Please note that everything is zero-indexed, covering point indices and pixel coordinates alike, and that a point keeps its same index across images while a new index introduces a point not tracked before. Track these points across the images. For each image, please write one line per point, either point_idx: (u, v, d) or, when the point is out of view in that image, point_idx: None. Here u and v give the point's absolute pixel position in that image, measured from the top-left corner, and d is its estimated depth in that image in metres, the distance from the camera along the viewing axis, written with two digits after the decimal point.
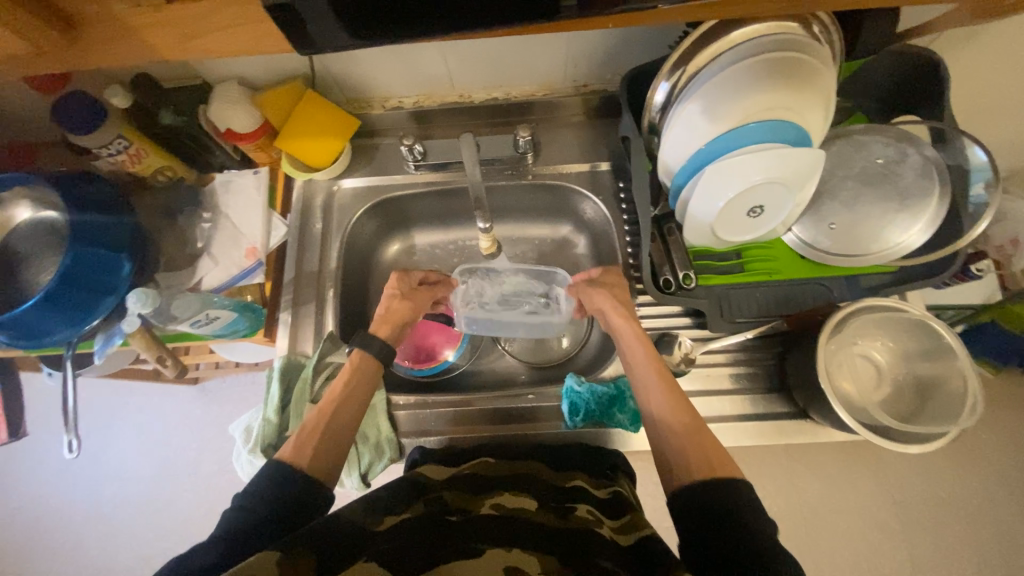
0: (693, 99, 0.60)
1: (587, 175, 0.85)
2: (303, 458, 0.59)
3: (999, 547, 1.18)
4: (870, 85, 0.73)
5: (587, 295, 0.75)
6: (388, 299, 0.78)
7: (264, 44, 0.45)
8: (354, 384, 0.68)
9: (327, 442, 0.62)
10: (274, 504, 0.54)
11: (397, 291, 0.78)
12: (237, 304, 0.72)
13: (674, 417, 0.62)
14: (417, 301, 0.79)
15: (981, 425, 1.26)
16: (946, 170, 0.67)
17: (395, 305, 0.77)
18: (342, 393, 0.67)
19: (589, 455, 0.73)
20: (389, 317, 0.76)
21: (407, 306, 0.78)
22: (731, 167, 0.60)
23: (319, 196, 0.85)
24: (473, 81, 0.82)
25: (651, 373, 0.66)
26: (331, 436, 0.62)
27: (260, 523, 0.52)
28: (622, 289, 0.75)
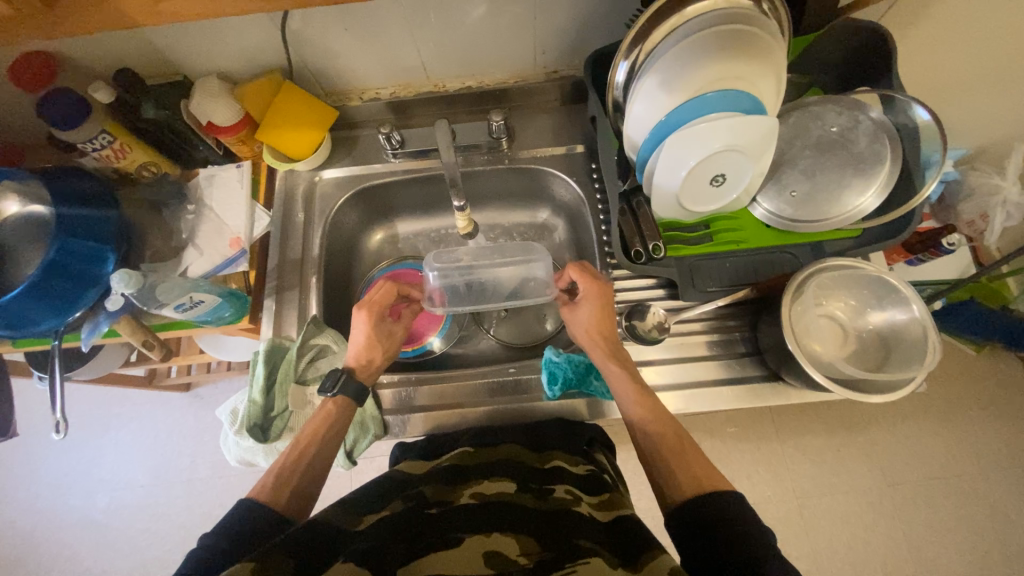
0: (651, 73, 0.63)
1: (561, 157, 0.88)
2: (279, 497, 0.60)
3: (987, 520, 1.20)
4: (825, 59, 0.75)
5: (570, 317, 0.76)
6: (365, 346, 0.75)
7: (227, 7, 0.51)
8: (329, 428, 0.68)
9: (306, 480, 0.63)
10: (250, 529, 0.56)
11: (372, 337, 0.75)
12: (223, 290, 0.74)
13: (659, 434, 0.64)
14: (395, 340, 0.79)
15: (965, 400, 1.28)
16: (896, 134, 0.70)
17: (379, 353, 0.76)
18: (311, 437, 0.67)
19: (567, 429, 0.75)
20: (368, 364, 0.75)
21: (381, 349, 0.76)
22: (692, 137, 0.63)
23: (301, 187, 0.88)
24: (447, 70, 0.85)
25: (629, 388, 0.68)
26: (310, 471, 0.64)
27: (237, 538, 0.54)
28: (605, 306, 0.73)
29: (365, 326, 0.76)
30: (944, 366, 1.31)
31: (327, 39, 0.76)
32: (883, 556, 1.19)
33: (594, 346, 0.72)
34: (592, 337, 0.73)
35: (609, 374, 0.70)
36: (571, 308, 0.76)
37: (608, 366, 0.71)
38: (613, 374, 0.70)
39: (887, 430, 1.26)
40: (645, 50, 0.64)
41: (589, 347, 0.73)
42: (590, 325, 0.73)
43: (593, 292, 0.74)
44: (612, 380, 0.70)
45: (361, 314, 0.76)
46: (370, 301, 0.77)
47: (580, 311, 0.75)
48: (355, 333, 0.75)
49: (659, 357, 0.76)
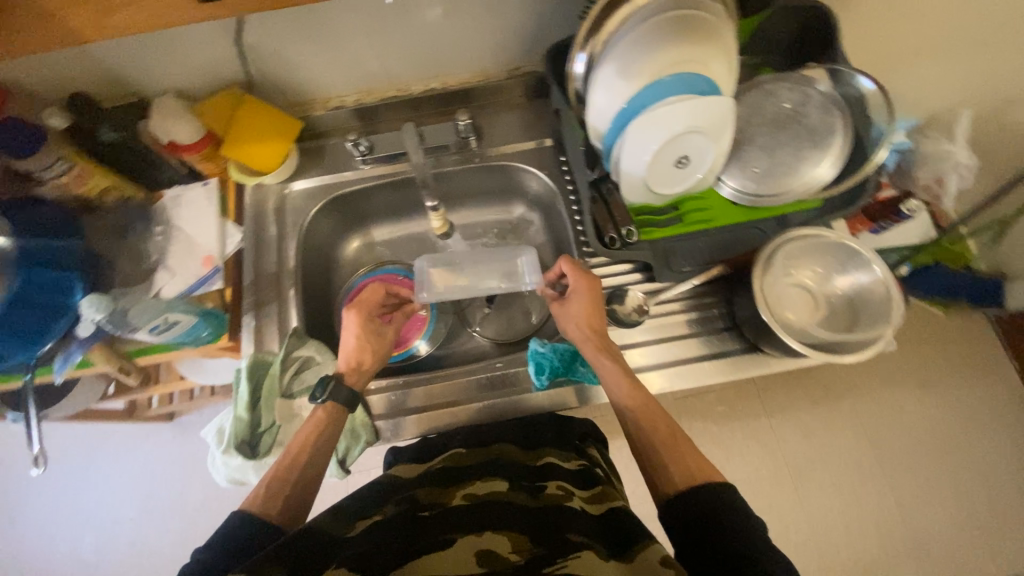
0: (608, 62, 0.65)
1: (531, 151, 0.89)
2: (272, 506, 0.60)
3: (968, 470, 1.25)
4: (775, 39, 0.77)
5: (559, 314, 0.77)
6: (355, 350, 0.75)
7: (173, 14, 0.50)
8: (323, 438, 0.68)
9: (299, 488, 0.63)
10: (240, 545, 0.55)
11: (363, 338, 0.76)
12: (197, 308, 0.73)
13: (651, 425, 0.65)
14: (385, 343, 0.79)
15: (938, 358, 1.34)
16: (845, 105, 0.73)
17: (369, 355, 0.76)
18: (303, 447, 0.67)
19: (557, 426, 0.75)
20: (359, 368, 0.74)
21: (371, 352, 0.76)
22: (653, 120, 0.65)
23: (271, 200, 0.86)
24: (410, 74, 0.85)
25: (620, 377, 0.69)
26: (304, 481, 0.64)
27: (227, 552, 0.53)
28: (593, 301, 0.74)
29: (357, 327, 0.76)
30: (916, 328, 1.36)
31: (287, 47, 0.76)
32: (875, 517, 1.23)
33: (585, 340, 0.73)
34: (583, 331, 0.73)
35: (600, 366, 0.71)
36: (560, 305, 0.77)
37: (598, 360, 0.71)
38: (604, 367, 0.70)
39: (867, 394, 1.31)
40: (600, 40, 0.66)
41: (579, 340, 0.73)
42: (581, 319, 0.74)
43: (584, 286, 0.74)
44: (603, 372, 0.70)
45: (354, 315, 0.77)
46: (363, 302, 0.78)
47: (572, 306, 0.75)
48: (346, 336, 0.76)
49: (641, 338, 0.78)
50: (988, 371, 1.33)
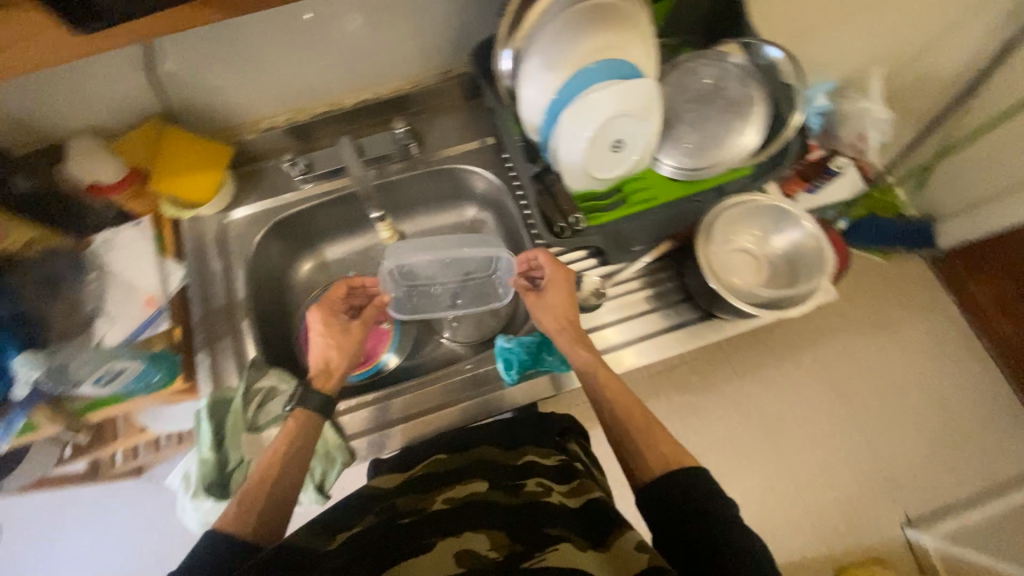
0: (533, 56, 0.67)
1: (473, 152, 0.89)
2: (245, 525, 0.59)
3: (924, 401, 1.35)
4: (691, 19, 0.80)
5: (534, 306, 0.78)
6: (324, 350, 0.79)
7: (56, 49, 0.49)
8: (298, 445, 0.68)
9: (276, 499, 0.63)
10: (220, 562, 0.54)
11: (329, 338, 0.80)
12: (143, 354, 0.70)
13: (627, 416, 0.68)
14: (353, 339, 0.82)
15: (885, 302, 1.43)
16: (759, 75, 0.77)
17: (336, 354, 0.79)
18: (282, 457, 0.66)
19: (536, 424, 0.75)
20: (329, 368, 0.78)
21: (339, 351, 0.80)
22: (583, 107, 0.66)
23: (211, 232, 0.84)
24: (340, 87, 0.84)
25: (597, 362, 0.72)
26: (281, 491, 0.64)
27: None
28: (566, 290, 0.76)
29: (324, 324, 0.80)
30: (862, 276, 1.45)
31: (206, 73, 0.75)
32: (847, 458, 1.30)
33: (565, 330, 0.75)
34: (560, 322, 0.76)
35: (578, 355, 0.73)
36: (535, 297, 0.78)
37: (573, 349, 0.73)
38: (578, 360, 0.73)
39: (825, 344, 1.38)
40: (522, 35, 0.68)
41: (557, 331, 0.76)
42: (559, 310, 0.76)
43: (560, 277, 0.77)
44: (580, 360, 0.73)
45: (321, 313, 0.81)
46: (328, 300, 0.81)
47: (550, 297, 0.77)
48: (313, 337, 0.80)
49: (603, 320, 0.80)
50: (929, 307, 1.43)
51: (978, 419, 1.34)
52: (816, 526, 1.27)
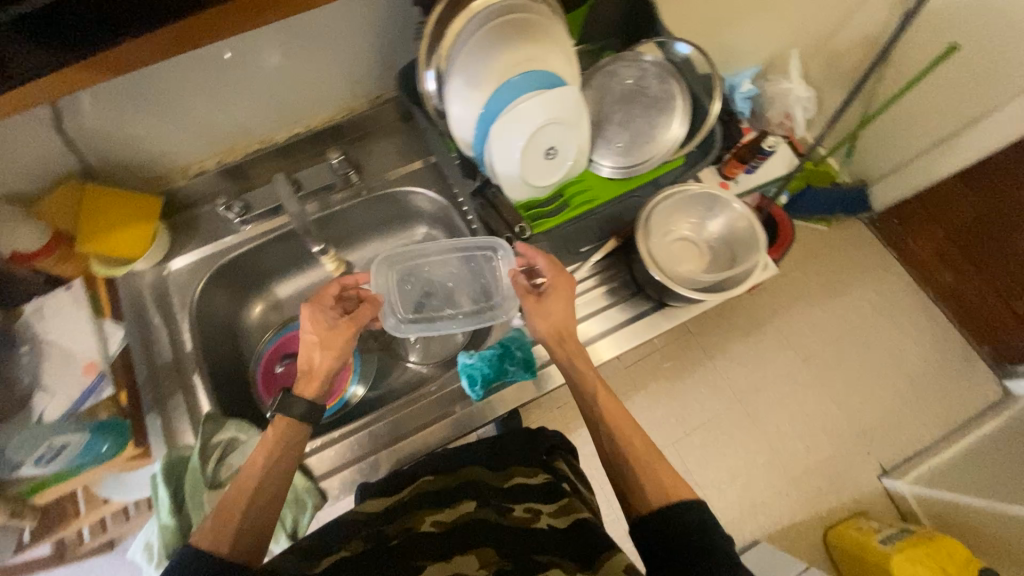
0: (454, 76, 0.68)
1: (412, 174, 0.90)
2: (223, 543, 0.55)
3: (882, 355, 1.42)
4: (607, 24, 0.84)
5: (532, 310, 0.76)
6: (309, 348, 0.73)
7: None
8: (276, 455, 0.64)
9: (256, 514, 0.59)
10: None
11: (316, 338, 0.73)
12: (88, 424, 0.67)
13: (625, 437, 0.68)
14: (344, 339, 0.75)
15: (833, 267, 1.51)
16: (676, 70, 0.80)
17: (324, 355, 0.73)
18: (263, 469, 0.63)
19: (524, 440, 0.77)
20: (313, 373, 0.72)
21: (328, 353, 0.73)
22: (511, 120, 0.67)
23: (149, 287, 0.81)
24: (268, 123, 0.83)
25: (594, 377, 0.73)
26: (259, 504, 0.60)
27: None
28: (566, 296, 0.75)
29: (314, 321, 0.73)
30: (809, 245, 1.52)
31: (124, 123, 0.72)
32: (820, 420, 1.35)
33: (565, 342, 0.75)
34: (561, 332, 0.75)
35: (579, 371, 0.73)
36: (536, 302, 0.76)
37: (570, 364, 0.74)
38: (577, 378, 0.73)
39: (784, 315, 1.44)
40: (442, 55, 0.68)
41: (554, 340, 0.75)
42: (557, 319, 0.75)
43: (562, 285, 0.76)
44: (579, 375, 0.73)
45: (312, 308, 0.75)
46: (319, 296, 0.75)
47: (550, 305, 0.76)
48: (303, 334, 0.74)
49: None
50: (874, 266, 1.52)
51: (932, 366, 1.42)
52: (801, 490, 1.31)
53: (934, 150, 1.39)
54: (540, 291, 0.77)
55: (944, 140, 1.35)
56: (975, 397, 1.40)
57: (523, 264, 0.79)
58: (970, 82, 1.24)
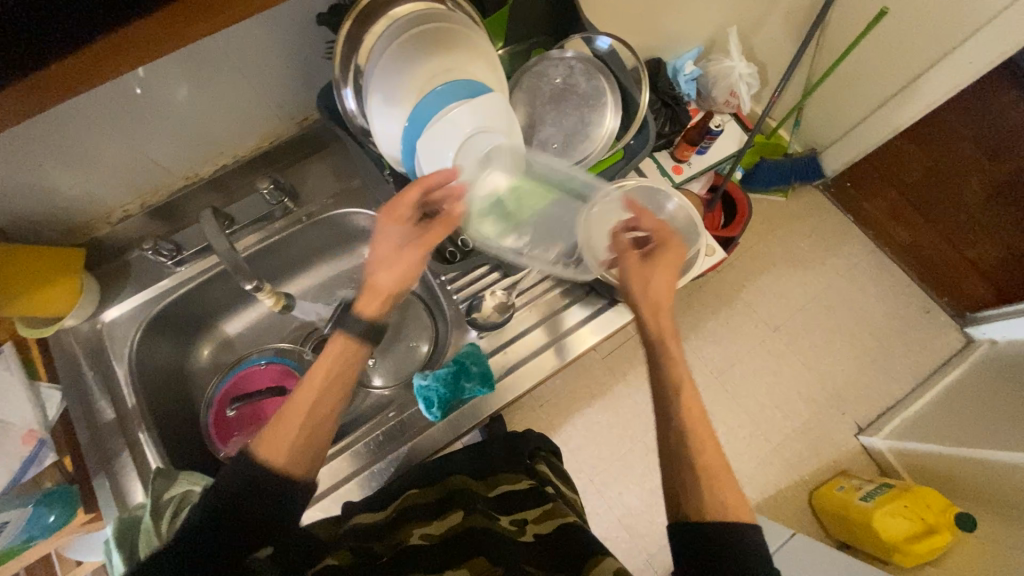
0: (372, 95, 0.66)
1: (348, 195, 0.88)
2: (275, 454, 0.57)
3: (849, 317, 1.45)
4: (528, 25, 0.82)
5: (631, 267, 0.70)
6: (377, 262, 0.67)
7: None
8: (336, 372, 0.62)
9: (313, 427, 0.60)
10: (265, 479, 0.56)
11: (381, 255, 0.67)
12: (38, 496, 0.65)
13: (707, 450, 0.62)
14: (415, 257, 0.67)
15: (794, 236, 1.53)
16: (603, 65, 0.79)
17: (392, 272, 0.66)
18: (323, 385, 0.62)
19: (509, 448, 0.81)
20: (377, 291, 0.66)
21: (393, 272, 0.67)
22: (436, 135, 0.62)
23: (80, 344, 0.77)
24: (189, 160, 0.79)
25: (682, 370, 0.66)
26: (315, 415, 0.60)
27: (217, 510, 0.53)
28: (673, 264, 0.70)
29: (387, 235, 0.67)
30: (768, 218, 1.55)
31: (30, 180, 0.68)
32: (795, 388, 1.38)
33: (662, 318, 0.68)
34: (659, 303, 0.69)
35: (672, 351, 0.68)
36: (638, 264, 0.70)
37: (659, 347, 0.68)
38: (665, 357, 0.67)
39: (751, 288, 1.46)
40: (358, 75, 0.67)
41: (649, 310, 0.69)
42: (656, 285, 0.69)
43: (671, 249, 0.70)
44: (671, 367, 0.67)
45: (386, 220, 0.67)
46: (393, 205, 0.65)
47: (653, 268, 0.70)
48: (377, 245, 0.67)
49: (513, 332, 0.87)
50: (834, 230, 1.55)
51: (900, 321, 1.46)
52: (784, 457, 1.34)
53: (854, 131, 1.41)
54: (646, 252, 0.71)
55: (864, 119, 1.37)
56: (940, 345, 1.43)
57: (630, 220, 0.73)
58: (882, 59, 1.25)
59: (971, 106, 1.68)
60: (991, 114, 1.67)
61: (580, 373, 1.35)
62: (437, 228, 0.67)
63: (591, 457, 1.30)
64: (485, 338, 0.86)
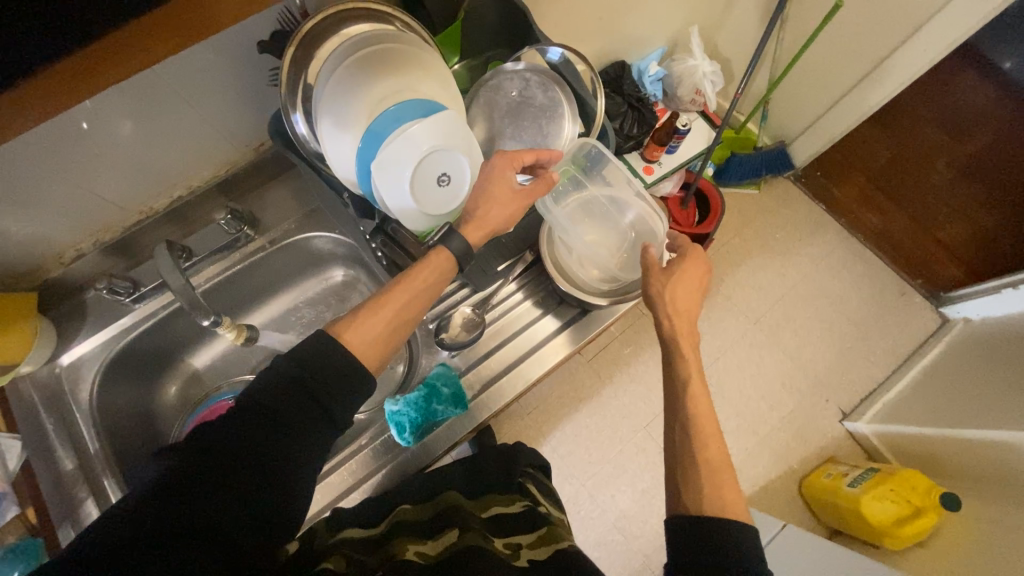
0: (322, 119, 0.64)
1: (309, 218, 0.87)
2: (367, 336, 0.61)
3: (827, 305, 1.47)
4: (480, 38, 0.81)
5: (652, 273, 0.74)
6: (486, 200, 0.71)
7: None
8: (424, 280, 0.67)
9: (401, 329, 0.65)
10: (339, 364, 0.56)
11: (494, 193, 0.71)
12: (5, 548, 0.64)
13: (714, 448, 0.61)
14: (520, 203, 0.74)
15: (769, 229, 1.55)
16: (557, 75, 0.80)
17: (496, 210, 0.71)
18: (415, 286, 0.66)
19: (500, 467, 0.79)
20: (482, 224, 0.71)
21: (502, 212, 0.72)
22: (389, 157, 0.61)
23: (36, 392, 0.75)
24: (139, 193, 0.77)
25: (693, 370, 0.67)
26: (404, 311, 0.65)
27: (268, 397, 0.53)
28: (693, 275, 0.73)
29: (499, 178, 0.72)
30: (742, 212, 1.56)
31: None
32: (778, 378, 1.39)
33: (677, 318, 0.70)
34: (678, 307, 0.71)
35: (685, 358, 0.68)
36: (663, 272, 0.73)
37: (672, 348, 0.69)
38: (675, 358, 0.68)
39: (729, 282, 1.47)
40: (307, 101, 0.66)
41: (664, 314, 0.70)
42: (676, 292, 0.71)
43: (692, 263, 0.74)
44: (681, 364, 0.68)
45: (501, 164, 0.73)
46: (517, 155, 0.73)
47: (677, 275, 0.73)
48: (488, 182, 0.71)
49: (488, 347, 0.87)
50: (807, 220, 1.56)
51: (878, 305, 1.48)
52: (772, 448, 1.34)
53: (817, 123, 1.43)
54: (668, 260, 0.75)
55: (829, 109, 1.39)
56: (915, 328, 1.45)
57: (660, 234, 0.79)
58: (842, 49, 1.26)
59: (934, 89, 1.71)
60: (952, 98, 1.70)
61: (564, 379, 1.35)
62: (536, 188, 0.75)
63: (582, 461, 1.30)
64: (457, 357, 0.85)
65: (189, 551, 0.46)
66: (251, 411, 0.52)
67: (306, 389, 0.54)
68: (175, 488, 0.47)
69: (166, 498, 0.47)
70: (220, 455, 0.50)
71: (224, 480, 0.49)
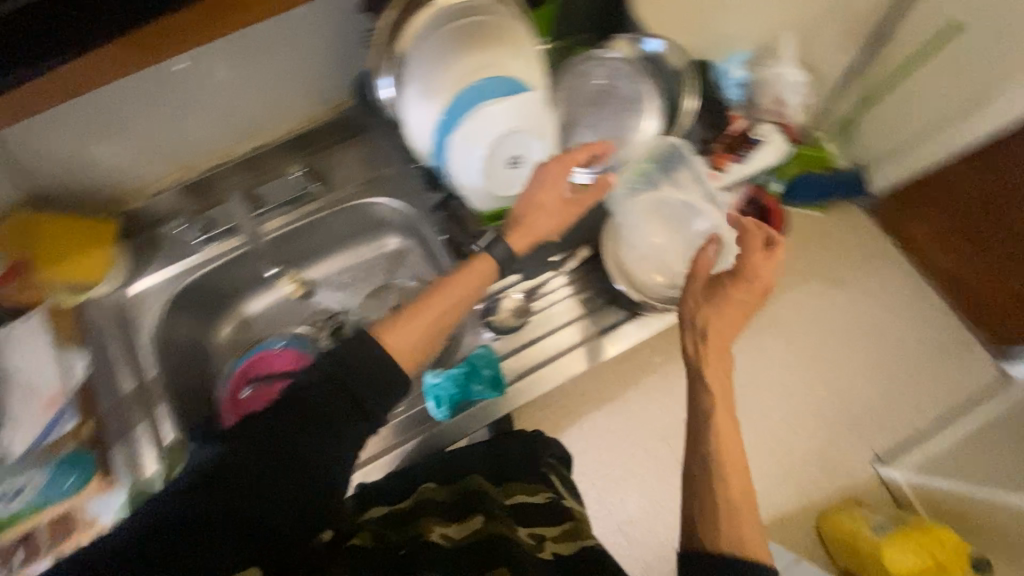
0: (409, 86, 0.64)
1: (373, 182, 0.87)
2: (402, 346, 0.62)
3: None
4: (574, 18, 0.78)
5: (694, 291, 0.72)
6: (535, 209, 0.69)
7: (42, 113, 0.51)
8: (463, 287, 0.68)
9: (433, 333, 0.65)
10: (375, 365, 0.59)
11: (542, 200, 0.68)
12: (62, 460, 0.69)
13: (741, 483, 0.59)
14: (566, 215, 0.71)
15: None
16: (646, 67, 0.79)
17: (542, 219, 0.69)
18: (455, 294, 0.67)
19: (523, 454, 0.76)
20: (527, 233, 0.69)
21: (548, 220, 0.70)
22: (465, 133, 0.62)
23: (107, 313, 0.80)
24: (219, 137, 0.80)
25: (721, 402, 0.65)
26: (441, 317, 0.65)
27: (309, 395, 0.57)
28: (739, 301, 0.69)
29: (549, 182, 0.68)
30: None
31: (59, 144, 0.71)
32: None
33: (709, 343, 0.68)
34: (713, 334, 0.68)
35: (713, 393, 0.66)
36: (706, 294, 0.71)
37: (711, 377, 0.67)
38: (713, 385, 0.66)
39: None
40: (395, 65, 0.65)
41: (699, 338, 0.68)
42: (717, 317, 0.69)
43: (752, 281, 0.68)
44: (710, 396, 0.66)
45: (556, 168, 0.67)
46: (570, 159, 0.67)
47: (721, 299, 0.69)
48: (537, 188, 0.67)
49: (530, 336, 0.86)
50: None
51: None
52: None
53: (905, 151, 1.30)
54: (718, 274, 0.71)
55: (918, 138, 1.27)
56: None
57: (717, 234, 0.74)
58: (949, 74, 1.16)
59: None
60: None
61: (594, 374, 1.34)
62: (585, 196, 0.71)
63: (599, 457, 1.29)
64: (500, 341, 0.85)
65: (239, 530, 0.51)
66: (294, 406, 0.57)
67: (342, 389, 0.57)
68: (224, 477, 0.52)
69: (216, 486, 0.52)
70: (263, 450, 0.54)
71: (265, 472, 0.53)
